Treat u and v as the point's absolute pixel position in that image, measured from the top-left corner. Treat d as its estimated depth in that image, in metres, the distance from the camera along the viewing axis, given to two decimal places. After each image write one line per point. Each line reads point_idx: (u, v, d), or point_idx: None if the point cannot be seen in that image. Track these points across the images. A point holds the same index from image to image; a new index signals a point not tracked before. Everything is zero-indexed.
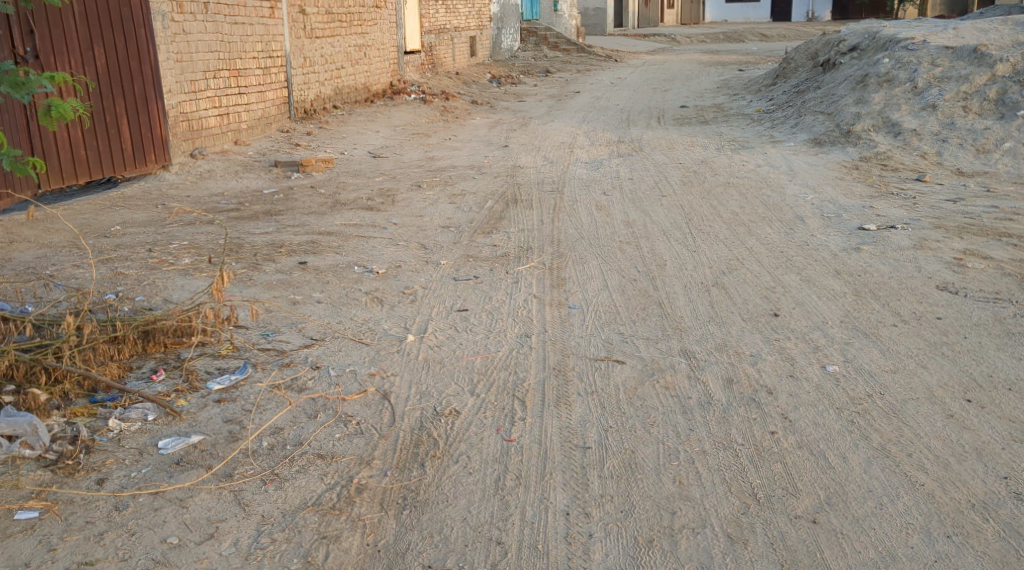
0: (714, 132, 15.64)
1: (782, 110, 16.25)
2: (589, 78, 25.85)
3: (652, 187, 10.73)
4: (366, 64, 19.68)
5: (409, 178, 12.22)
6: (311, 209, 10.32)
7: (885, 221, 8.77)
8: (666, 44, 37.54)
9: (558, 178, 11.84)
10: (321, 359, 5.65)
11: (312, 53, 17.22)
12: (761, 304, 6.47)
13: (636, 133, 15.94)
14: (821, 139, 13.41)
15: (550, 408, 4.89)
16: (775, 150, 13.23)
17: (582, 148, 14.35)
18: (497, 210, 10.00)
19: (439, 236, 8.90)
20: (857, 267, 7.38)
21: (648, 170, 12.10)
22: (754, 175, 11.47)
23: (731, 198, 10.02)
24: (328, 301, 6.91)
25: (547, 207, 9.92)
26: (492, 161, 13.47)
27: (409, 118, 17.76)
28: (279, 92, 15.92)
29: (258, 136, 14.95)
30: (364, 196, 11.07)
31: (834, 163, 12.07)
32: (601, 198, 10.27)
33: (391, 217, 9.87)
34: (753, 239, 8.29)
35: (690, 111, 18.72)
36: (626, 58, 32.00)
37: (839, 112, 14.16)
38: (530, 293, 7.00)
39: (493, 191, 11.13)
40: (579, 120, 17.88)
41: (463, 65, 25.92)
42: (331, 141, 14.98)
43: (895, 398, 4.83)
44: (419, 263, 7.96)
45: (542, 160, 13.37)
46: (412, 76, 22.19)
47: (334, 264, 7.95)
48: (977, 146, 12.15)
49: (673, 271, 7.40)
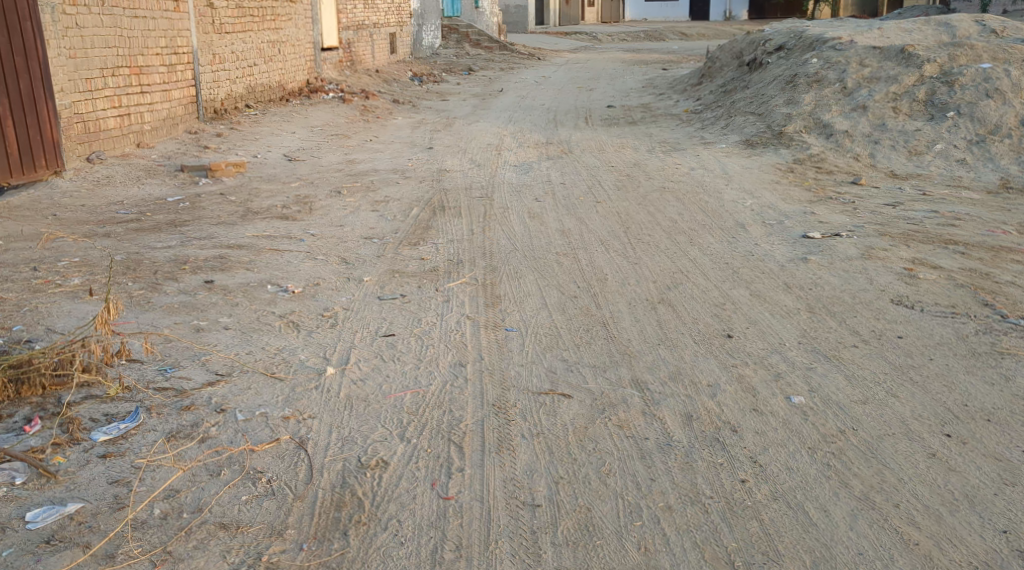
0: (643, 133, 15.27)
1: (711, 110, 15.97)
2: (513, 77, 25.33)
3: (585, 192, 10.24)
4: (281, 62, 18.79)
5: (327, 183, 11.50)
6: (220, 219, 9.55)
7: (829, 228, 8.41)
8: (588, 43, 37.29)
9: (486, 183, 11.26)
10: (227, 399, 4.98)
11: (222, 50, 16.30)
12: (712, 323, 5.99)
13: (564, 134, 15.48)
14: (753, 141, 13.13)
15: (490, 454, 4.32)
16: (707, 153, 12.90)
17: (509, 150, 13.81)
18: (422, 219, 9.38)
19: (360, 248, 8.25)
20: (807, 279, 6.97)
21: (579, 174, 11.62)
22: (689, 179, 11.09)
23: (669, 204, 9.59)
24: (236, 326, 6.21)
25: (476, 216, 9.34)
26: (415, 164, 12.81)
27: (328, 119, 16.96)
28: (187, 91, 14.98)
29: (163, 138, 14.01)
30: (279, 203, 10.32)
31: (769, 166, 11.77)
32: (533, 204, 9.73)
33: (308, 227, 9.17)
34: (696, 250, 7.85)
35: (617, 111, 18.34)
36: (549, 56, 31.61)
37: (770, 113, 13.90)
38: (462, 314, 6.42)
39: (418, 198, 10.50)
40: (505, 120, 17.33)
41: (384, 63, 25.15)
42: (243, 143, 14.13)
43: (870, 435, 4.35)
44: (339, 280, 7.30)
45: (469, 163, 12.78)
46: (330, 74, 21.34)
47: (244, 282, 7.24)
48: (910, 148, 11.96)
49: (615, 286, 6.88)
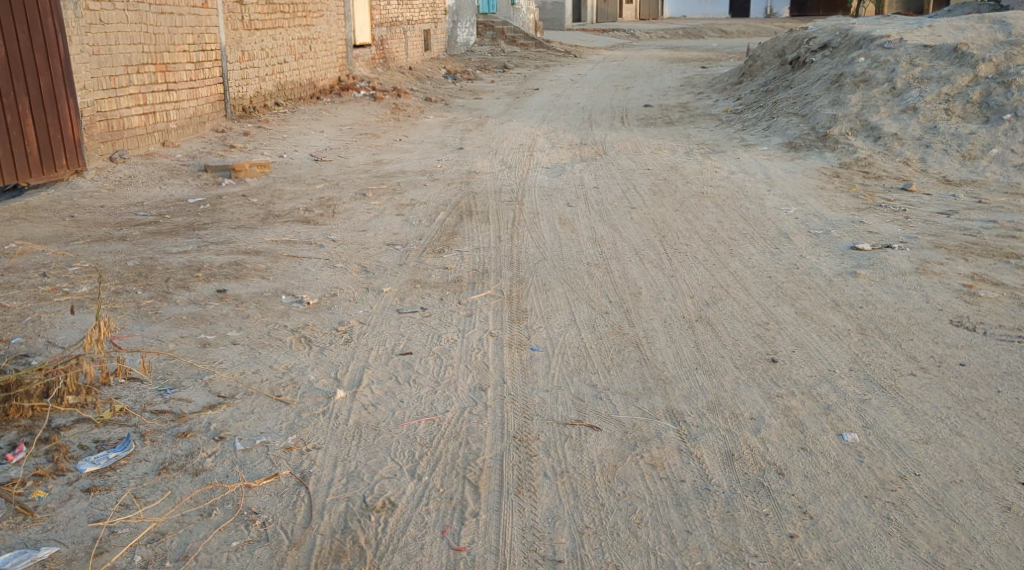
0: (681, 134, 14.76)
1: (752, 111, 15.41)
2: (548, 75, 24.88)
3: (618, 197, 9.80)
4: (311, 59, 18.51)
5: (354, 185, 11.15)
6: (239, 223, 9.23)
7: (879, 239, 7.90)
8: (626, 40, 36.73)
9: (517, 186, 10.85)
10: (227, 425, 4.62)
11: (252, 47, 16.04)
12: (754, 345, 5.54)
13: (599, 134, 15.03)
14: (796, 144, 12.59)
15: (509, 497, 3.94)
16: (747, 156, 12.37)
17: (542, 152, 13.38)
18: (448, 224, 8.98)
19: (382, 256, 7.88)
20: (857, 296, 6.48)
21: (613, 177, 11.16)
22: (729, 183, 10.59)
23: (707, 211, 9.12)
24: (245, 341, 5.86)
25: (505, 222, 8.93)
26: (444, 165, 12.43)
27: (358, 117, 16.64)
28: (214, 88, 14.73)
29: (189, 137, 13.77)
30: (302, 206, 9.99)
31: (813, 170, 11.24)
32: (564, 210, 9.30)
33: (329, 231, 8.82)
34: (736, 262, 7.38)
35: (654, 111, 17.83)
36: (585, 53, 31.11)
37: (814, 114, 13.33)
38: (484, 331, 6.02)
39: (445, 201, 10.11)
40: (538, 119, 16.90)
41: (417, 60, 24.81)
42: (270, 142, 13.84)
43: (934, 482, 3.92)
44: (358, 290, 6.93)
45: (499, 165, 12.37)
46: (362, 71, 21.03)
47: (258, 292, 6.89)
48: (963, 152, 11.36)
49: (649, 302, 6.44)
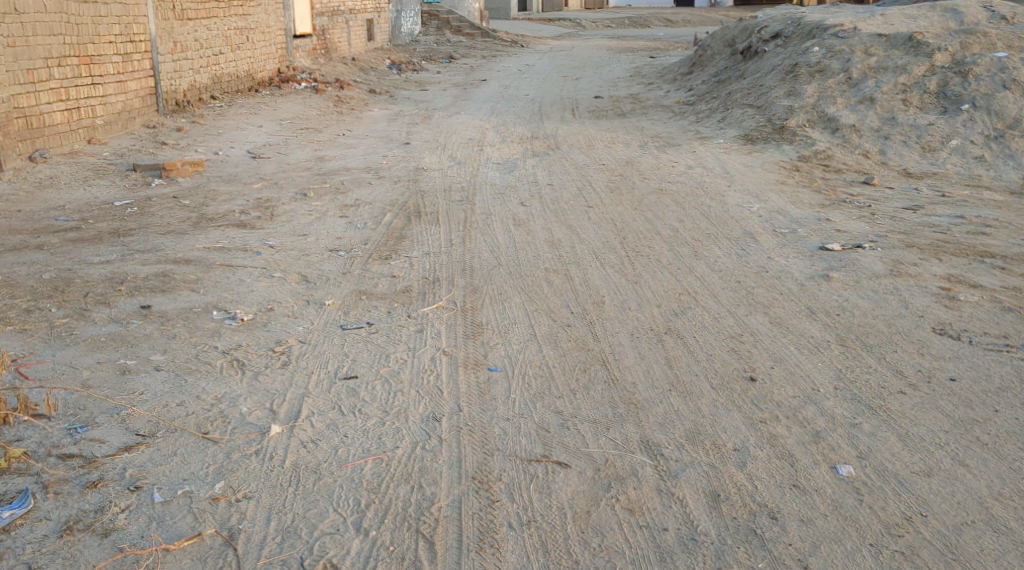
0: (634, 126, 14.37)
1: (706, 102, 15.07)
2: (496, 66, 24.36)
3: (574, 196, 9.34)
4: (249, 50, 17.76)
5: (294, 184, 10.54)
6: (170, 227, 8.60)
7: (848, 238, 7.55)
8: (573, 29, 36.32)
9: (467, 184, 10.34)
10: (144, 470, 4.08)
11: (185, 38, 15.27)
12: (730, 361, 5.11)
13: (550, 127, 14.57)
14: (753, 136, 12.26)
15: (470, 555, 3.57)
16: (704, 149, 12.01)
17: (492, 146, 12.90)
18: (395, 227, 8.45)
19: (323, 263, 7.32)
20: (832, 302, 6.10)
21: (567, 173, 10.70)
22: (687, 179, 10.21)
23: (667, 210, 8.70)
24: (170, 365, 5.28)
25: (455, 223, 8.42)
26: (390, 162, 11.86)
27: (299, 111, 15.96)
28: (144, 81, 13.96)
29: (118, 133, 13.02)
30: (237, 208, 9.37)
31: (771, 163, 10.90)
32: (518, 210, 8.82)
33: (267, 236, 8.22)
34: (702, 265, 6.96)
35: (605, 102, 17.41)
36: (533, 43, 30.65)
37: (769, 105, 13.00)
38: (437, 349, 5.52)
39: (391, 202, 9.56)
40: (487, 112, 16.39)
41: (360, 51, 24.08)
42: (204, 139, 13.14)
43: (943, 524, 3.64)
44: (297, 304, 6.38)
45: (448, 161, 11.85)
46: (303, 63, 20.29)
47: (187, 308, 6.29)
48: (923, 143, 11.11)
49: (613, 312, 5.99)
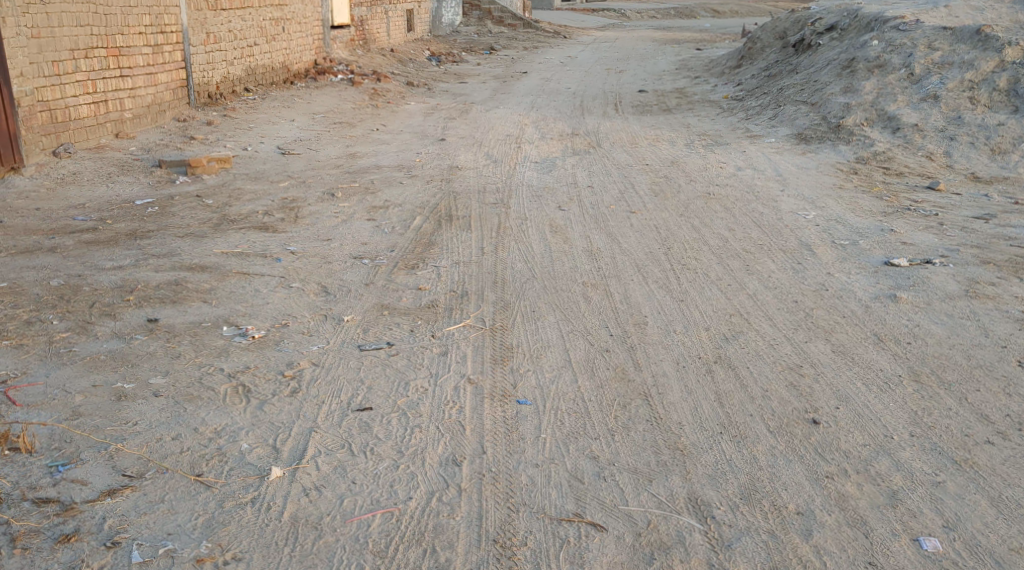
0: (679, 123, 13.76)
1: (755, 98, 14.41)
2: (538, 58, 23.80)
3: (615, 200, 8.80)
4: (285, 41, 17.39)
5: (323, 183, 10.10)
6: (189, 229, 8.20)
7: (916, 252, 6.92)
8: (616, 20, 35.57)
9: (503, 185, 9.84)
10: (125, 522, 3.72)
11: (219, 28, 14.92)
12: (789, 400, 4.54)
13: (592, 123, 14.02)
14: (806, 135, 11.59)
15: None
16: (754, 149, 11.37)
17: (530, 144, 12.40)
18: (424, 233, 7.97)
19: (346, 273, 6.86)
20: (901, 328, 5.50)
21: (609, 174, 10.15)
22: (736, 181, 9.61)
23: (716, 217, 8.11)
24: (171, 390, 4.83)
25: (488, 230, 7.92)
26: (424, 160, 11.39)
27: (333, 104, 15.55)
28: (175, 74, 13.63)
29: (146, 127, 12.70)
30: (262, 208, 8.95)
31: (827, 165, 10.25)
32: (555, 216, 8.31)
33: (289, 241, 7.78)
34: (755, 282, 6.38)
35: (649, 97, 16.78)
36: (576, 34, 30.02)
37: (825, 102, 12.30)
38: (461, 377, 5.00)
39: (423, 204, 9.09)
40: (527, 106, 15.87)
41: (400, 42, 23.64)
42: (234, 133, 12.77)
43: None
44: (314, 320, 5.92)
45: (484, 160, 11.36)
46: (340, 54, 19.89)
47: (196, 323, 5.86)
48: (991, 145, 10.37)
49: (656, 336, 5.43)
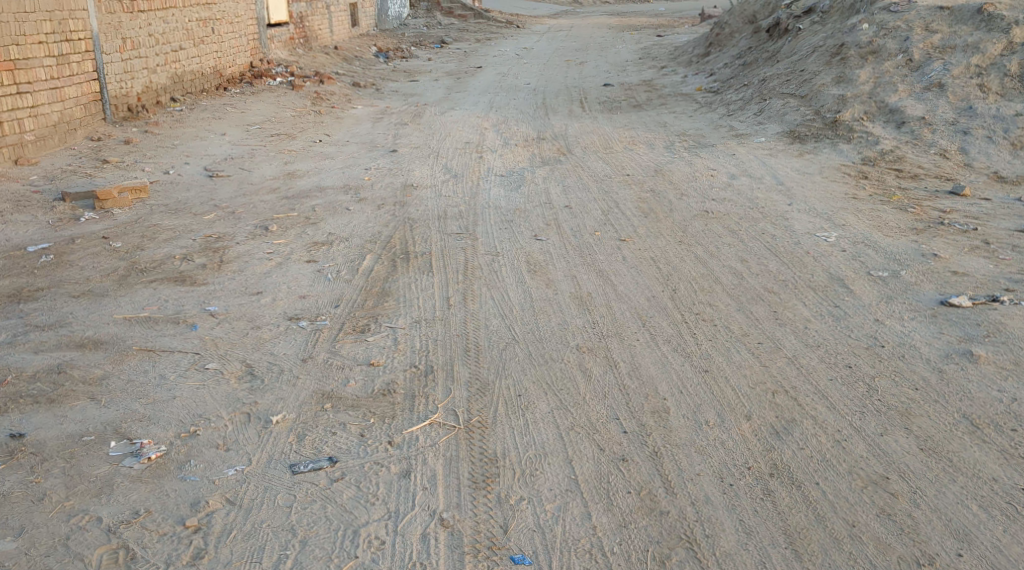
0: (654, 121, 12.54)
1: (735, 90, 13.23)
2: (492, 50, 22.42)
3: (600, 225, 7.51)
4: (215, 43, 15.82)
5: (255, 213, 8.68)
6: (88, 286, 6.76)
7: (974, 284, 5.71)
8: (569, 7, 34.35)
9: (466, 208, 8.51)
10: None
11: (137, 33, 13.37)
12: (890, 544, 3.56)
13: (558, 125, 12.75)
14: (800, 133, 10.40)
15: None
16: (744, 151, 10.18)
17: (492, 152, 11.10)
18: (375, 280, 6.60)
19: (276, 344, 5.50)
20: (999, 406, 4.26)
21: (587, 189, 8.86)
22: (733, 193, 8.38)
23: (721, 243, 6.85)
24: (20, 565, 3.61)
25: (452, 274, 6.59)
26: (373, 178, 10.00)
27: (270, 112, 14.09)
28: (86, 87, 12.12)
29: (51, 151, 11.23)
30: (179, 251, 7.52)
31: (832, 169, 9.06)
32: (530, 251, 7.01)
33: (208, 298, 6.39)
34: (791, 338, 5.07)
35: (616, 91, 15.51)
36: (530, 23, 28.66)
37: (815, 94, 11.11)
38: (432, 515, 3.80)
39: (373, 236, 7.72)
40: (485, 106, 14.53)
41: (344, 38, 22.07)
42: (155, 152, 11.30)
43: None
44: (233, 424, 4.51)
45: (442, 175, 10.02)
46: (279, 54, 18.32)
47: (74, 437, 4.44)
48: (1011, 139, 9.24)
49: (685, 435, 4.14)
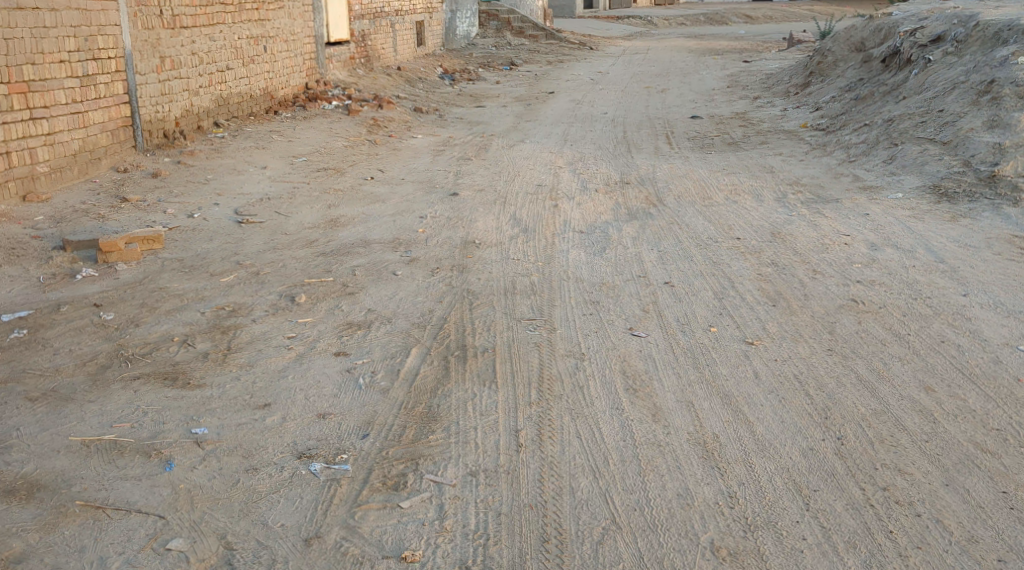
0: (758, 163, 10.78)
1: (853, 129, 11.42)
2: (565, 74, 20.88)
3: (715, 316, 5.80)
4: (267, 63, 14.47)
5: (283, 276, 7.12)
6: (52, 383, 5.23)
7: None
8: (644, 28, 32.70)
9: (540, 278, 6.86)
10: None
11: (178, 51, 12.04)
12: None
13: (643, 164, 11.08)
14: (948, 190, 8.56)
15: None
16: (879, 209, 8.38)
17: (569, 199, 9.45)
18: (419, 392, 4.91)
19: (273, 507, 3.89)
20: None
21: (689, 259, 7.15)
22: (882, 271, 6.59)
23: (887, 355, 5.07)
24: None
25: (523, 388, 4.88)
26: (428, 229, 8.40)
27: (321, 141, 12.66)
28: (116, 112, 10.78)
29: (68, 184, 9.87)
30: (180, 331, 5.97)
31: (1003, 240, 7.21)
32: (625, 353, 5.30)
33: (199, 411, 4.79)
34: None
35: (706, 125, 13.78)
36: (605, 45, 27.03)
37: (963, 141, 9.25)
38: None
39: (422, 317, 6.11)
40: (560, 139, 12.92)
41: (408, 58, 20.68)
42: (184, 189, 9.87)
43: None
44: None
45: (510, 228, 8.39)
46: (337, 75, 16.95)
47: None
48: None
49: None
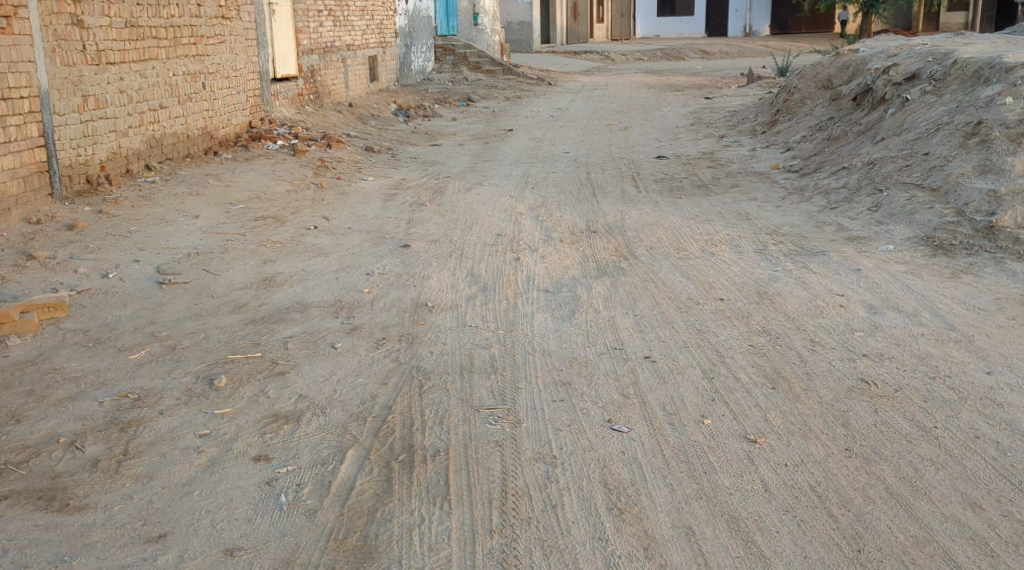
0: (733, 209, 10.03)
1: (831, 172, 10.74)
2: (524, 110, 20.14)
3: (708, 402, 4.94)
4: (206, 101, 13.49)
5: (203, 352, 6.13)
6: None
7: None
8: (602, 63, 32.22)
9: (502, 351, 5.96)
10: None
11: (103, 89, 11.03)
12: None
13: (610, 210, 10.27)
14: (944, 242, 7.85)
15: None
16: (871, 264, 7.64)
17: (532, 251, 8.59)
18: (355, 516, 3.98)
19: None
20: None
21: (670, 326, 6.30)
22: (889, 342, 5.79)
23: (917, 457, 4.27)
24: None
25: (482, 510, 3.98)
26: (375, 289, 7.47)
27: (262, 185, 11.72)
28: (31, 157, 9.75)
29: None
30: (70, 428, 4.98)
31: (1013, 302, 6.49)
32: (605, 455, 4.40)
33: (74, 550, 3.81)
34: None
35: (674, 165, 13.05)
36: (564, 80, 26.40)
37: (953, 187, 8.58)
38: None
39: (363, 405, 5.17)
40: (520, 181, 12.09)
41: (360, 94, 19.80)
42: (103, 243, 8.86)
43: None
44: None
45: (466, 286, 7.50)
46: (283, 112, 16.00)
47: None
48: None
49: None
